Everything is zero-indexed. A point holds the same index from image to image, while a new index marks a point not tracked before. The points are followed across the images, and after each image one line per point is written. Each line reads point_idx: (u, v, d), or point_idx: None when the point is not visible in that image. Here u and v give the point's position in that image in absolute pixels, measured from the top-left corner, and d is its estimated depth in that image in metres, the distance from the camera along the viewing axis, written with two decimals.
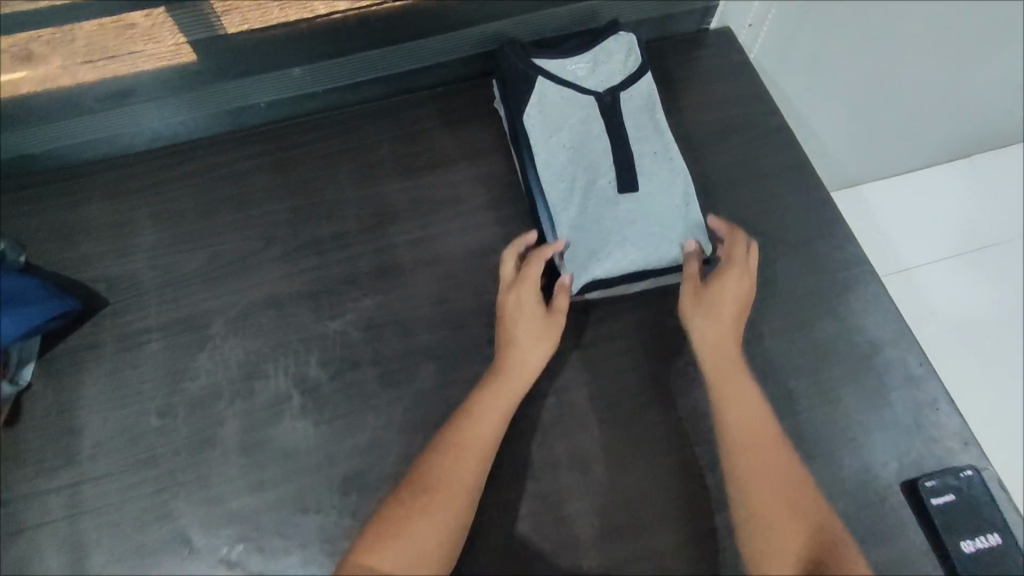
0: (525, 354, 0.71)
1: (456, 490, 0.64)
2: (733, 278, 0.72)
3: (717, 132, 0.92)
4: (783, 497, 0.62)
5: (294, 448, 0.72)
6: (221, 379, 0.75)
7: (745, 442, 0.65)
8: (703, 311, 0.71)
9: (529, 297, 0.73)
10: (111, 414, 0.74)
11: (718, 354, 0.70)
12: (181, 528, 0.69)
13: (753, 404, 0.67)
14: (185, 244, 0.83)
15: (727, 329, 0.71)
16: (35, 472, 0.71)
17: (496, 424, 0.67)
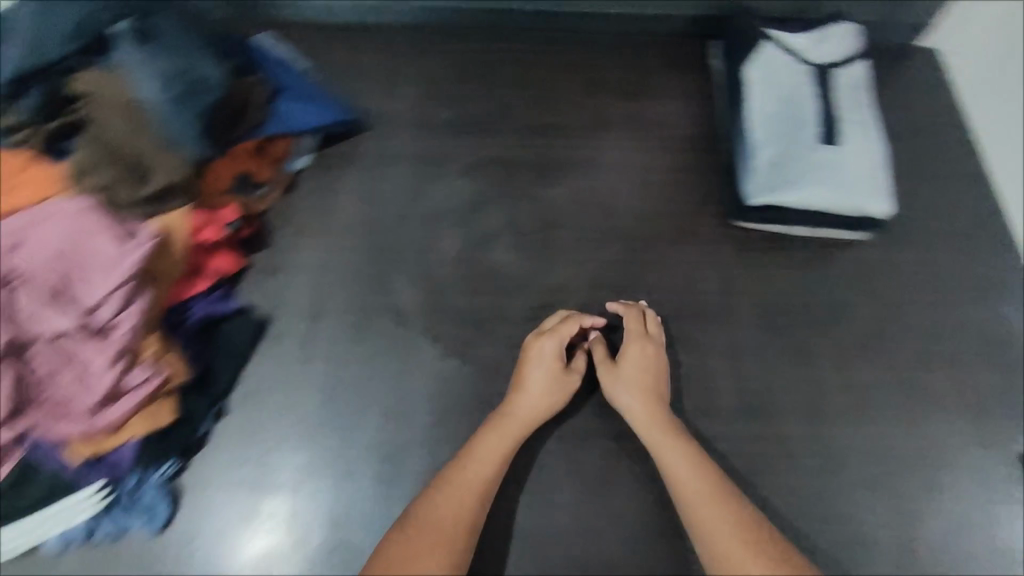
0: (528, 409, 0.74)
1: (443, 522, 0.66)
2: (637, 343, 0.79)
3: (913, 127, 0.99)
4: (748, 545, 0.64)
5: (500, 269, 0.86)
6: (450, 206, 0.91)
7: (696, 492, 0.69)
8: (621, 381, 0.77)
9: (547, 349, 0.77)
10: (361, 207, 0.90)
11: (651, 424, 0.74)
12: (400, 300, 0.84)
13: (704, 463, 0.71)
14: (440, 101, 1.00)
15: (645, 399, 0.76)
16: (298, 231, 0.88)
17: (493, 461, 0.71)
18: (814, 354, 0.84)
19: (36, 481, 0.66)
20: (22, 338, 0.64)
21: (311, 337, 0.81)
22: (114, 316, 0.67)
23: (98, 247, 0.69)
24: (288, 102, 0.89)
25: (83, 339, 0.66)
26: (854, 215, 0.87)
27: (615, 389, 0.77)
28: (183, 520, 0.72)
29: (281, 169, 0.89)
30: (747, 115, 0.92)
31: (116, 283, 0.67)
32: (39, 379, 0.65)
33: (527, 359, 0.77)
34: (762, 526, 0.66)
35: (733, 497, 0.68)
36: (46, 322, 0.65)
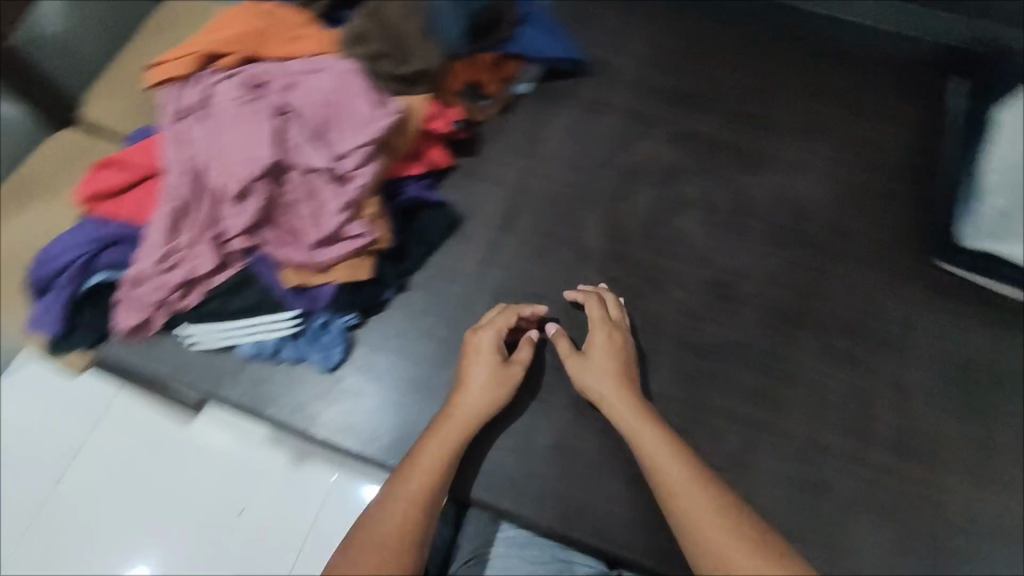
0: (472, 402, 0.70)
1: (390, 524, 0.57)
2: (601, 329, 0.76)
3: None
4: (739, 534, 0.55)
5: (684, 237, 0.89)
6: (650, 166, 0.93)
7: (671, 476, 0.61)
8: (594, 368, 0.73)
9: (485, 336, 0.75)
10: (567, 144, 0.94)
11: (623, 407, 0.68)
12: (584, 238, 0.88)
13: (675, 446, 0.63)
14: (662, 67, 1.01)
15: (615, 374, 0.72)
16: (506, 148, 0.92)
17: (441, 454, 0.65)
18: (990, 417, 0.79)
19: (251, 291, 0.75)
20: (281, 164, 0.72)
21: (495, 246, 0.86)
22: (355, 168, 0.73)
23: (356, 107, 0.76)
24: (533, 30, 0.93)
25: (327, 181, 0.73)
26: None
27: (582, 373, 0.73)
28: (349, 368, 0.79)
29: (507, 90, 0.95)
30: (987, 157, 0.87)
31: (363, 140, 0.73)
32: (285, 204, 0.74)
33: (473, 350, 0.74)
34: (755, 516, 0.57)
35: (713, 479, 0.60)
36: (302, 157, 0.72)
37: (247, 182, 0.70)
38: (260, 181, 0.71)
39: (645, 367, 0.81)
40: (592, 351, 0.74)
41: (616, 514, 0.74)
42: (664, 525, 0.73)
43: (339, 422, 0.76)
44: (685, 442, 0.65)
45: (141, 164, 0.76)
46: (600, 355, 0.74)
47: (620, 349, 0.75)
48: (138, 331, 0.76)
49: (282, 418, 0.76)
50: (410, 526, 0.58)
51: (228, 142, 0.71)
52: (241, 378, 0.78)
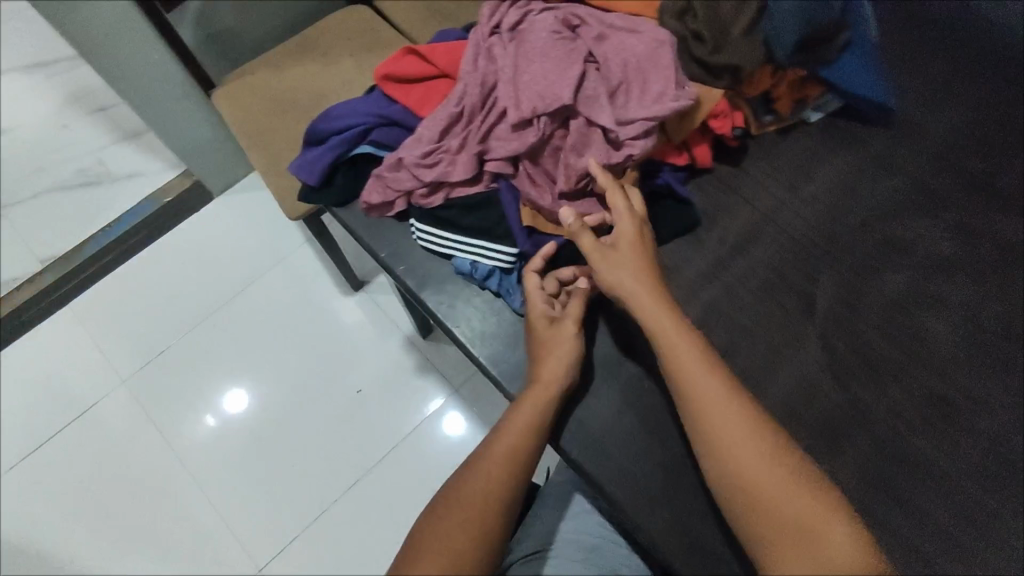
0: (550, 376, 0.70)
1: (473, 495, 0.62)
2: (629, 217, 0.70)
3: None
4: (781, 466, 0.58)
5: (929, 340, 0.78)
6: (920, 248, 0.83)
7: (707, 402, 0.61)
8: (620, 261, 0.68)
9: (538, 304, 0.73)
10: (837, 191, 0.86)
11: (655, 304, 0.66)
12: (816, 294, 0.81)
13: (711, 368, 0.63)
14: (981, 144, 0.87)
15: (644, 279, 0.68)
16: (770, 172, 0.87)
17: (519, 433, 0.67)
18: None
19: (489, 212, 0.77)
20: (564, 109, 0.72)
21: (721, 264, 0.82)
22: (631, 138, 0.72)
23: (654, 79, 0.73)
24: (853, 59, 0.83)
25: (599, 141, 0.73)
26: None
27: (602, 264, 0.68)
28: None
29: (796, 111, 0.88)
30: None
31: (650, 114, 0.71)
32: (554, 147, 0.74)
33: (531, 326, 0.73)
34: (790, 451, 0.59)
35: (749, 408, 0.61)
36: (587, 109, 0.72)
37: (531, 115, 0.71)
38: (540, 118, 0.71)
39: (832, 449, 0.73)
40: (616, 248, 0.69)
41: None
42: None
43: (512, 364, 0.76)
44: (717, 360, 0.64)
45: (441, 63, 0.80)
46: (621, 250, 0.69)
47: (645, 243, 0.70)
48: (378, 210, 0.82)
49: (464, 337, 0.78)
50: (489, 504, 0.62)
51: (528, 71, 0.73)
52: (443, 287, 0.81)
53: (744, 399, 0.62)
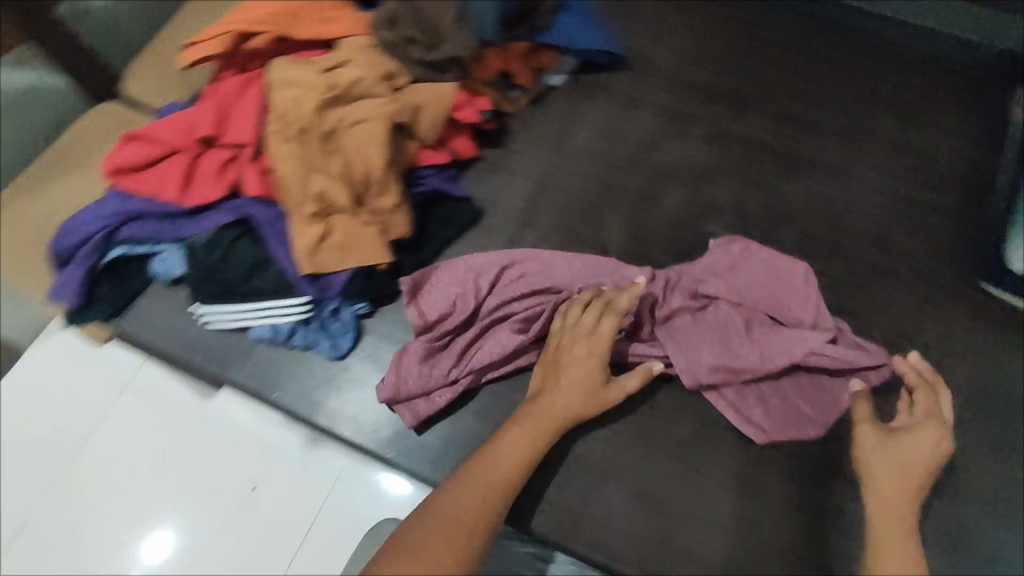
0: (561, 410, 0.68)
1: (468, 505, 0.61)
2: (927, 441, 0.66)
3: None
4: None
5: (714, 243, 0.85)
6: (682, 165, 0.89)
7: (889, 536, 0.61)
8: (891, 453, 0.66)
9: (587, 349, 0.70)
10: (598, 139, 0.91)
11: (898, 489, 0.64)
12: (605, 238, 0.85)
13: (909, 526, 0.62)
14: (702, 62, 0.96)
15: (895, 466, 0.65)
16: (534, 142, 0.90)
17: (527, 446, 0.66)
18: (1013, 446, 0.77)
19: (267, 273, 0.75)
20: (751, 334, 0.75)
21: (514, 242, 0.84)
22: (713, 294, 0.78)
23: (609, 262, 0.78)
24: (565, 20, 0.89)
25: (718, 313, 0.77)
26: None
27: (872, 455, 0.66)
28: (357, 359, 0.78)
29: (537, 80, 0.92)
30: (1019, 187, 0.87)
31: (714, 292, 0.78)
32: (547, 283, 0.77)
33: (552, 368, 0.71)
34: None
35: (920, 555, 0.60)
36: (768, 339, 0.74)
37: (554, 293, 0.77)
38: (732, 338, 0.75)
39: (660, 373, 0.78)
40: (908, 448, 0.66)
41: (626, 527, 0.71)
42: (659, 525, 0.71)
43: (343, 410, 0.76)
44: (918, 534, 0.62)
45: (165, 140, 0.75)
46: (911, 450, 0.66)
47: (942, 456, 0.66)
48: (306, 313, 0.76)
49: (285, 402, 0.76)
50: (477, 523, 0.60)
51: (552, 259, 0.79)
52: (249, 362, 0.77)
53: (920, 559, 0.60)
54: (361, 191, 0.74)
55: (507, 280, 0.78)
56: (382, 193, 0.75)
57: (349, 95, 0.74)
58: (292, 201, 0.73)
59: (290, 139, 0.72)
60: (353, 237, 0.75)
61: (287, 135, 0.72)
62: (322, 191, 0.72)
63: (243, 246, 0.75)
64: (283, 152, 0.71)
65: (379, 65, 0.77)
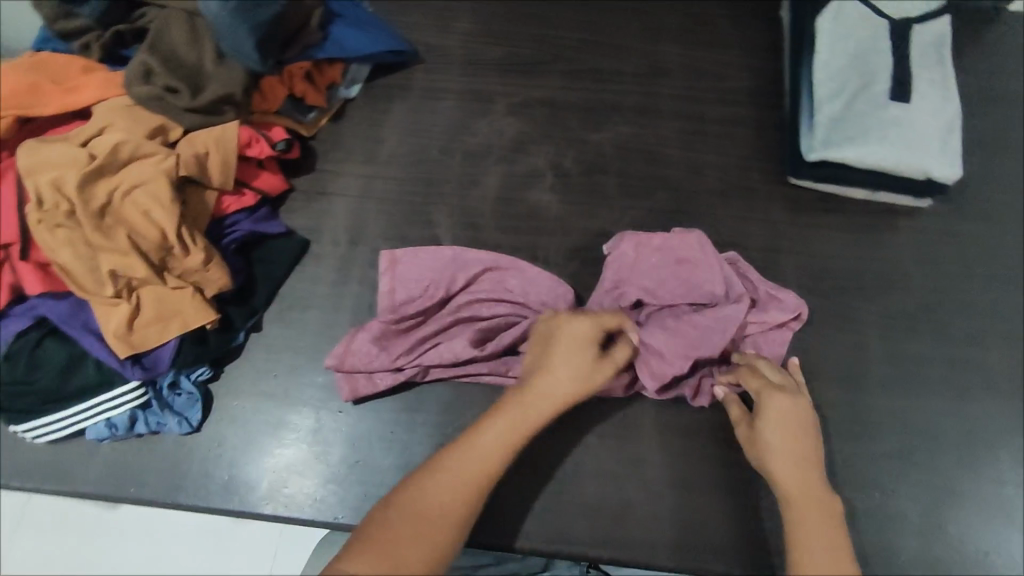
0: (550, 392, 0.65)
1: (439, 498, 0.57)
2: (782, 402, 0.66)
3: (988, 104, 0.91)
4: (836, 554, 0.56)
5: (542, 209, 0.86)
6: (494, 142, 0.90)
7: (806, 508, 0.59)
8: (767, 433, 0.65)
9: (585, 335, 0.67)
10: (407, 139, 0.90)
11: (797, 462, 0.63)
12: (436, 234, 0.84)
13: (823, 494, 0.61)
14: (493, 38, 0.97)
15: (782, 442, 0.64)
16: (344, 159, 0.89)
17: (508, 437, 0.62)
18: (865, 321, 0.80)
19: (84, 369, 0.70)
20: (674, 330, 0.73)
21: (347, 263, 0.82)
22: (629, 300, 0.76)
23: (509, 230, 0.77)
24: (341, 29, 0.87)
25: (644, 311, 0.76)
26: (937, 179, 0.82)
27: (761, 440, 0.65)
28: (211, 426, 0.74)
29: (332, 96, 0.90)
30: (802, 76, 0.88)
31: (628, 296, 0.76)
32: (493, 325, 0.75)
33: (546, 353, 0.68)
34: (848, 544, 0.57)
35: (835, 521, 0.59)
36: (694, 334, 0.72)
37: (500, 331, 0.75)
38: (659, 343, 0.72)
39: None
40: (773, 425, 0.65)
41: (520, 505, 0.72)
42: (552, 492, 0.73)
43: (209, 484, 0.72)
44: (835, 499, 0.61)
45: None
46: (780, 426, 0.65)
47: (808, 424, 0.66)
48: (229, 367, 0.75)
49: (145, 495, 0.71)
50: (453, 514, 0.57)
51: (513, 285, 0.76)
52: (95, 464, 0.72)
53: (838, 525, 0.59)
54: (162, 257, 0.70)
55: (487, 299, 0.76)
56: (187, 253, 0.70)
57: (115, 161, 0.69)
58: (87, 287, 0.68)
59: (62, 224, 0.67)
60: (167, 306, 0.70)
61: (57, 221, 0.67)
62: (116, 268, 0.68)
63: (50, 349, 0.70)
64: (59, 240, 0.67)
65: (144, 123, 0.73)
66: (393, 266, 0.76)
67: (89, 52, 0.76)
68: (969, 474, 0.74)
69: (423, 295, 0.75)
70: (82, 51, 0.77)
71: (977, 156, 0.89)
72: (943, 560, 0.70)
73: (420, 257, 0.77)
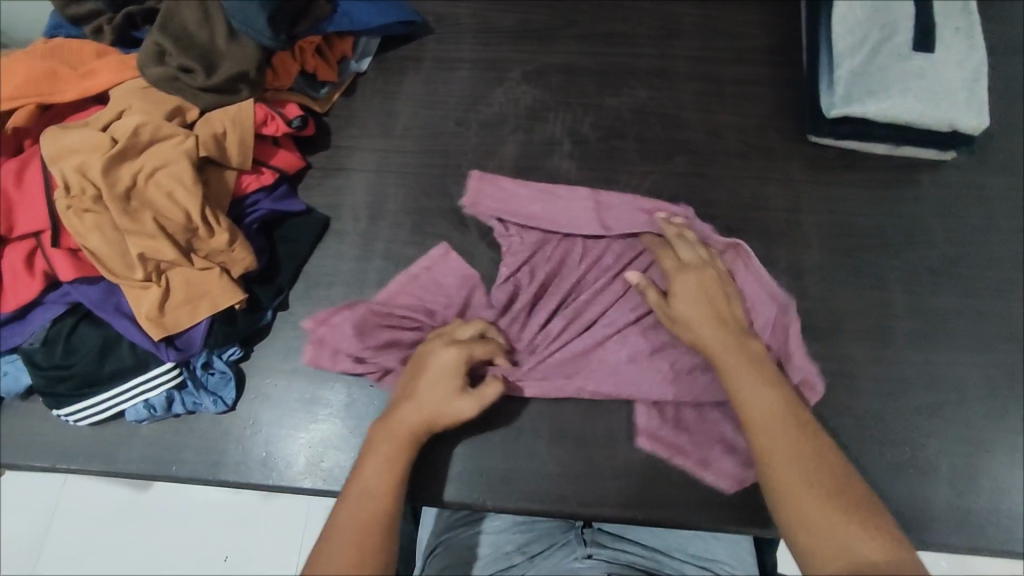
0: (413, 424, 0.66)
1: (341, 555, 0.56)
2: (687, 273, 0.72)
3: (1011, 52, 0.89)
4: (785, 415, 0.61)
5: (561, 176, 0.86)
6: (509, 112, 0.89)
7: (738, 376, 0.64)
8: (684, 308, 0.70)
9: (448, 360, 0.69)
10: (421, 112, 0.89)
11: (716, 332, 0.68)
12: (456, 206, 0.84)
13: (746, 357, 0.66)
14: (502, 5, 0.95)
15: (700, 319, 0.69)
16: (359, 134, 0.88)
17: (378, 481, 0.62)
18: (890, 277, 0.80)
19: (120, 351, 0.71)
20: (665, 376, 0.74)
21: (368, 238, 0.82)
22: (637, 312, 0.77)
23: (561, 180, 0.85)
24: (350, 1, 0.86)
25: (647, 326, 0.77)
26: (962, 131, 0.81)
27: (682, 312, 0.70)
28: (245, 405, 0.75)
29: (343, 70, 0.89)
30: (822, 30, 0.86)
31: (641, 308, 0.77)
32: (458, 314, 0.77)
33: (415, 373, 0.70)
34: (792, 403, 0.62)
35: (768, 382, 0.63)
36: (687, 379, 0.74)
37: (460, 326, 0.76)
38: (643, 384, 0.74)
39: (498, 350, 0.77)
40: (683, 297, 0.71)
41: (554, 470, 0.74)
42: (585, 456, 0.74)
43: (247, 462, 0.73)
44: (759, 357, 0.66)
45: None
46: (687, 298, 0.71)
47: (711, 289, 0.71)
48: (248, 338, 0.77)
49: (185, 473, 0.73)
50: (359, 555, 0.56)
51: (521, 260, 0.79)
52: (136, 445, 0.74)
53: (776, 382, 0.64)
54: (187, 239, 0.70)
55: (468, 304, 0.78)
56: (211, 234, 0.70)
57: (136, 144, 0.69)
58: (116, 271, 0.69)
59: (89, 209, 0.67)
60: (195, 288, 0.71)
61: (84, 206, 0.67)
62: (145, 252, 0.68)
63: (85, 333, 0.71)
64: (87, 226, 0.67)
65: (160, 105, 0.72)
66: (431, 263, 0.80)
67: (101, 36, 0.76)
68: (996, 424, 0.74)
69: (431, 302, 0.78)
70: (93, 35, 0.77)
71: (1001, 104, 0.87)
72: (971, 510, 0.71)
73: (460, 268, 0.79)
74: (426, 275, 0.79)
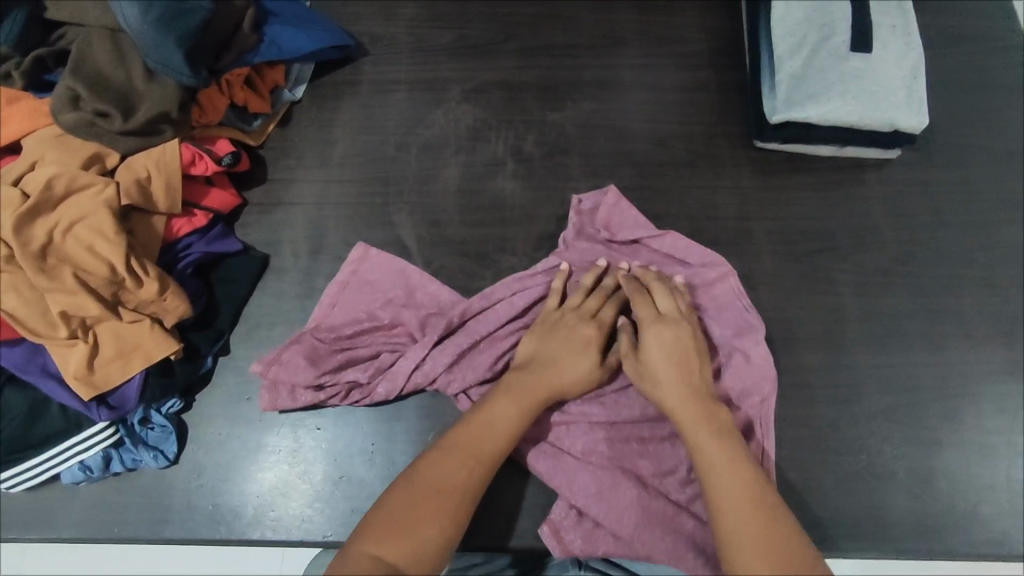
0: (551, 385, 0.66)
1: (451, 476, 0.58)
2: (666, 328, 0.68)
3: (952, 46, 0.88)
4: (752, 499, 0.57)
5: (505, 196, 0.84)
6: (450, 133, 0.87)
7: (710, 451, 0.60)
8: (656, 374, 0.66)
9: (590, 331, 0.69)
10: (359, 139, 0.87)
11: (687, 403, 0.64)
12: (399, 235, 0.82)
13: (716, 432, 0.62)
14: (438, 21, 0.93)
15: (673, 386, 0.65)
16: (297, 166, 0.85)
17: (515, 416, 0.63)
18: (841, 281, 0.79)
19: (49, 414, 0.69)
20: (603, 488, 0.68)
21: (310, 275, 0.80)
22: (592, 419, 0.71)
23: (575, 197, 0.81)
24: (277, 27, 0.83)
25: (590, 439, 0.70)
26: (903, 130, 0.80)
27: (657, 369, 0.66)
28: (189, 457, 0.73)
29: (276, 100, 0.86)
30: (760, 34, 0.85)
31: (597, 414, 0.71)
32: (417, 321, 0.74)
33: (552, 329, 0.70)
34: (763, 491, 0.58)
35: (738, 460, 0.60)
36: (620, 502, 0.67)
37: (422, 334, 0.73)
38: (575, 484, 0.68)
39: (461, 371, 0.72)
40: (652, 356, 0.66)
41: (511, 503, 0.72)
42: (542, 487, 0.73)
43: (191, 516, 0.71)
44: (731, 435, 0.62)
45: None
46: (655, 356, 0.66)
47: (685, 346, 0.67)
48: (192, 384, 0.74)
49: (130, 533, 0.70)
50: (461, 487, 0.58)
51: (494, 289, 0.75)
52: (75, 508, 0.71)
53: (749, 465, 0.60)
54: (114, 291, 0.67)
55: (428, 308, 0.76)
56: (139, 285, 0.67)
57: (51, 197, 0.66)
58: (40, 330, 0.66)
59: (4, 269, 0.65)
60: (126, 341, 0.68)
61: None
62: (67, 309, 0.65)
63: (10, 397, 0.68)
64: (1, 285, 0.64)
65: (77, 153, 0.70)
66: (355, 266, 0.78)
67: (11, 81, 0.72)
68: (954, 425, 0.74)
69: (373, 305, 0.76)
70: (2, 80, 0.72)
71: (943, 98, 0.87)
72: (931, 514, 0.71)
73: (386, 262, 0.78)
74: (356, 279, 0.77)
